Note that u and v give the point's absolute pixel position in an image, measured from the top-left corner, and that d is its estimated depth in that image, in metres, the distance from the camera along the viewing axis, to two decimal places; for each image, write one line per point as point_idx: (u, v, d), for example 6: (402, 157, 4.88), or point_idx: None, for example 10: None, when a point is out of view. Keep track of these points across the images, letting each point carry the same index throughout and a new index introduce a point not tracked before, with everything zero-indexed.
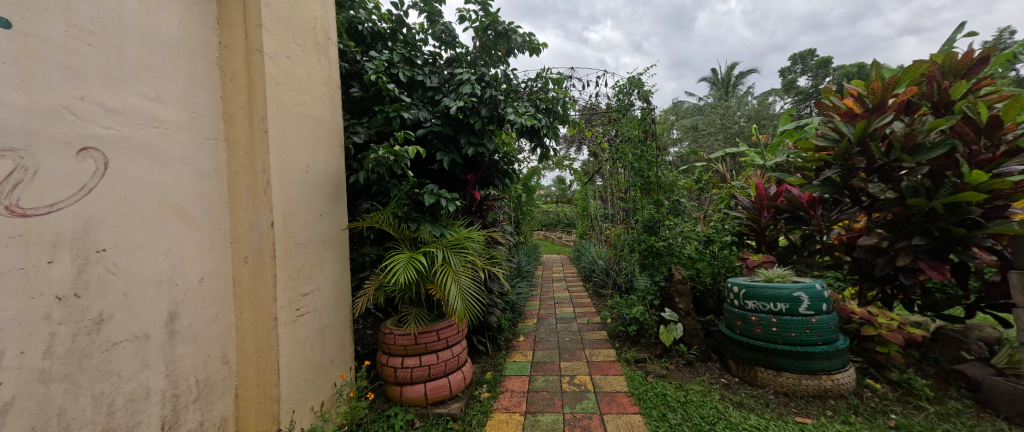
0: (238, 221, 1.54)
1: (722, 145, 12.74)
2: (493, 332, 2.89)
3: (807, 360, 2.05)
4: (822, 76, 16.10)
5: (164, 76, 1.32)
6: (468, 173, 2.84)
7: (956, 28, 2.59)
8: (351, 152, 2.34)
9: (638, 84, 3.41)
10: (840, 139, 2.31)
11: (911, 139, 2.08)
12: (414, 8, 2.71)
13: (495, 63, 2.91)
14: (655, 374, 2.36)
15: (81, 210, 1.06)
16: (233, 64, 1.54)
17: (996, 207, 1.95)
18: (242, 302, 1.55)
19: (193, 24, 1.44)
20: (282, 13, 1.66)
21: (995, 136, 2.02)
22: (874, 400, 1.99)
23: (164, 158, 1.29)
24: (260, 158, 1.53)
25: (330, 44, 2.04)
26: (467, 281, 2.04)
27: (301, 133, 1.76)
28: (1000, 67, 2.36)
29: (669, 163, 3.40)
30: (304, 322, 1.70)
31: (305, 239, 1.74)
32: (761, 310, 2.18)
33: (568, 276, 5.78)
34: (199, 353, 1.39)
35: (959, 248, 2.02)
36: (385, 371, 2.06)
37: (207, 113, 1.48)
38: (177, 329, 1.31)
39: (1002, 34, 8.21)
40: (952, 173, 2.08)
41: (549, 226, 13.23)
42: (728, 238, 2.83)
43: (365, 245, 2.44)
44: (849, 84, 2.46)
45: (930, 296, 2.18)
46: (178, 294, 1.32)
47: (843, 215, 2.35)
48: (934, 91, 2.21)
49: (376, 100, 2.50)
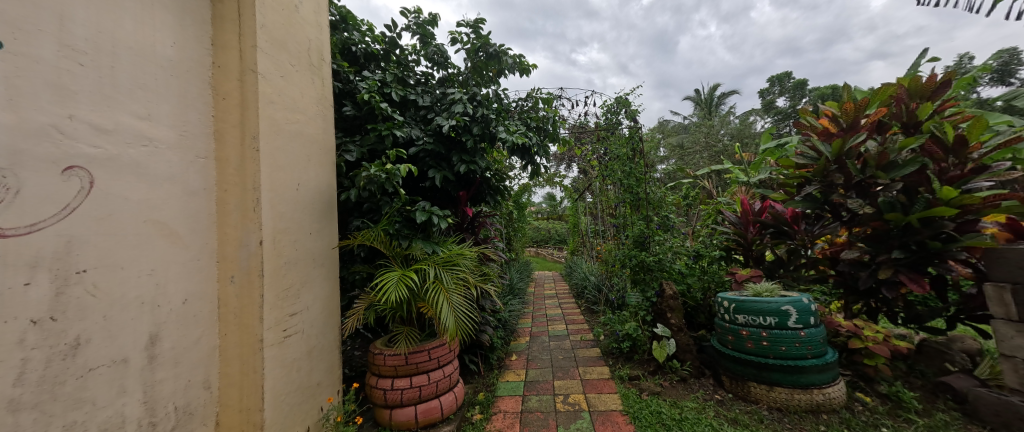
0: (226, 240, 1.51)
1: (707, 162, 13.12)
2: (485, 351, 2.86)
3: (799, 374, 2.06)
4: (799, 97, 16.84)
5: (156, 95, 1.32)
6: (460, 190, 2.85)
7: (919, 54, 2.75)
8: (343, 170, 2.33)
9: (625, 103, 3.53)
10: (818, 157, 2.41)
11: (885, 157, 2.19)
12: (408, 29, 2.78)
13: (487, 83, 2.97)
14: (649, 392, 2.34)
15: (63, 230, 1.04)
16: (226, 84, 1.55)
17: (968, 222, 2.01)
18: (227, 323, 1.50)
19: (188, 43, 1.46)
20: (277, 35, 1.69)
21: (962, 155, 2.11)
22: (866, 414, 2.00)
23: (151, 176, 1.28)
24: (251, 176, 1.52)
25: (324, 64, 2.06)
26: (460, 299, 2.02)
27: (293, 151, 1.76)
28: (962, 89, 2.50)
29: (656, 179, 3.49)
30: (291, 343, 1.65)
31: (294, 258, 1.70)
32: (752, 324, 2.20)
33: (560, 294, 5.74)
34: (180, 378, 1.34)
35: (936, 261, 2.09)
36: (374, 393, 2.00)
37: (198, 132, 1.47)
38: (158, 353, 1.26)
39: (963, 60, 8.76)
40: (925, 189, 2.15)
41: (540, 242, 13.47)
42: (716, 253, 2.91)
43: (355, 263, 2.40)
44: (824, 105, 2.58)
45: (912, 309, 2.22)
46: (160, 315, 1.28)
47: (825, 230, 2.44)
48: (902, 112, 2.34)
49: (368, 118, 2.53)
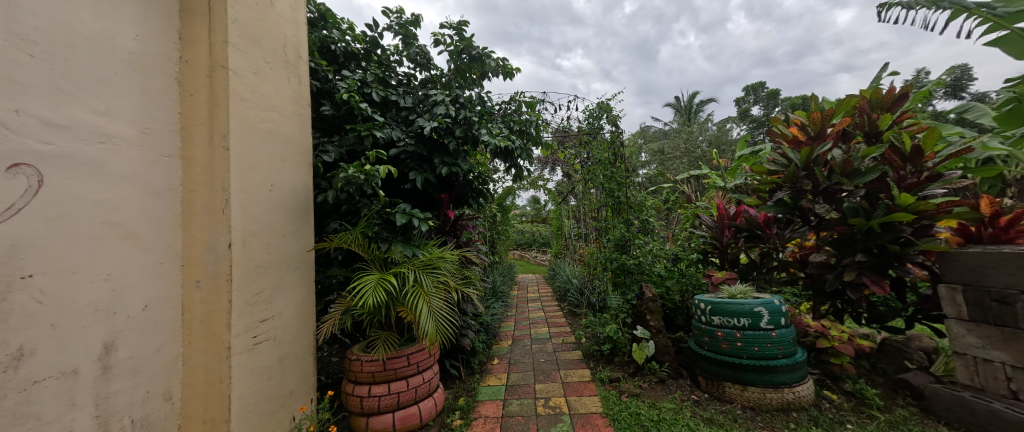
0: (192, 243, 1.44)
1: (686, 167, 13.47)
2: (467, 355, 2.84)
3: (771, 373, 2.12)
4: (772, 106, 17.54)
5: (116, 90, 1.26)
6: (441, 192, 2.82)
7: (881, 68, 2.91)
8: (320, 171, 2.27)
9: (607, 109, 3.56)
10: (788, 164, 2.51)
11: (849, 165, 2.29)
12: (390, 30, 2.75)
13: (470, 85, 2.95)
14: (629, 394, 2.36)
15: (9, 231, 0.98)
16: (194, 79, 1.49)
17: (924, 227, 2.13)
18: (192, 330, 1.42)
19: (153, 37, 1.39)
20: (250, 31, 1.63)
21: (919, 164, 2.24)
22: (832, 411, 2.08)
23: (109, 175, 1.21)
24: (221, 176, 1.46)
25: (302, 62, 1.96)
26: (440, 303, 1.99)
27: (268, 151, 1.69)
28: (920, 102, 2.65)
29: (637, 183, 3.55)
30: (262, 351, 1.58)
31: (267, 261, 1.63)
32: (726, 325, 2.25)
33: (543, 296, 5.76)
34: (138, 389, 1.26)
35: (896, 264, 2.18)
36: (350, 401, 1.94)
37: (163, 129, 1.40)
38: (113, 363, 1.19)
39: (921, 75, 9.35)
40: (885, 195, 2.27)
41: (524, 245, 13.52)
42: (694, 256, 2.98)
43: (333, 266, 2.33)
44: (793, 114, 2.69)
45: (874, 309, 2.33)
46: (117, 323, 1.21)
47: (795, 235, 2.54)
48: (865, 122, 2.46)
49: (348, 118, 2.48)
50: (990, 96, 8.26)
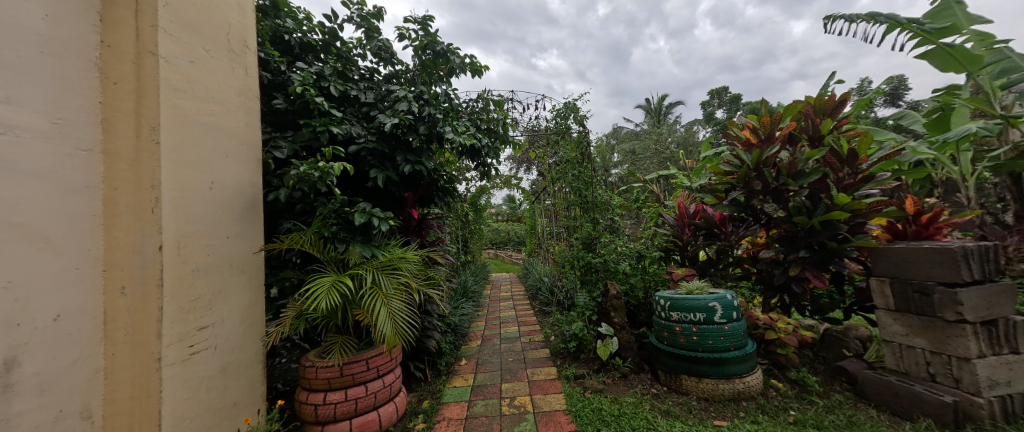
0: (116, 245, 1.31)
1: (656, 168, 13.90)
2: (432, 357, 2.78)
3: (723, 365, 2.21)
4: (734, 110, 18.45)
5: (21, 75, 1.12)
6: (405, 190, 2.74)
7: (828, 76, 3.10)
8: (270, 168, 2.14)
9: (574, 109, 3.59)
10: (740, 165, 2.63)
11: (794, 166, 2.43)
12: (350, 22, 2.65)
13: (436, 82, 2.89)
14: (593, 389, 2.40)
15: None
16: (118, 66, 1.36)
17: (858, 224, 2.29)
18: (116, 341, 1.29)
19: (68, 17, 1.25)
20: (186, 15, 1.51)
21: (854, 166, 2.41)
22: (778, 399, 2.20)
23: (11, 170, 1.08)
24: (150, 172, 1.35)
25: (249, 52, 1.84)
26: (399, 305, 1.93)
27: (208, 146, 1.57)
28: (860, 108, 2.85)
29: (605, 183, 3.61)
30: (199, 360, 1.47)
31: (206, 265, 1.52)
32: (684, 320, 2.34)
33: (515, 295, 5.76)
34: (47, 409, 1.13)
35: (835, 259, 2.35)
36: (304, 409, 1.85)
37: (81, 120, 1.27)
38: (16, 381, 1.06)
39: (865, 85, 10.13)
40: (826, 195, 2.42)
41: (498, 244, 13.47)
42: (656, 253, 3.08)
43: (286, 268, 2.22)
44: (746, 118, 2.82)
45: (816, 301, 2.49)
46: (21, 336, 1.08)
47: (747, 232, 2.67)
48: (809, 126, 2.61)
49: (303, 113, 2.36)
50: (921, 106, 9.11)
